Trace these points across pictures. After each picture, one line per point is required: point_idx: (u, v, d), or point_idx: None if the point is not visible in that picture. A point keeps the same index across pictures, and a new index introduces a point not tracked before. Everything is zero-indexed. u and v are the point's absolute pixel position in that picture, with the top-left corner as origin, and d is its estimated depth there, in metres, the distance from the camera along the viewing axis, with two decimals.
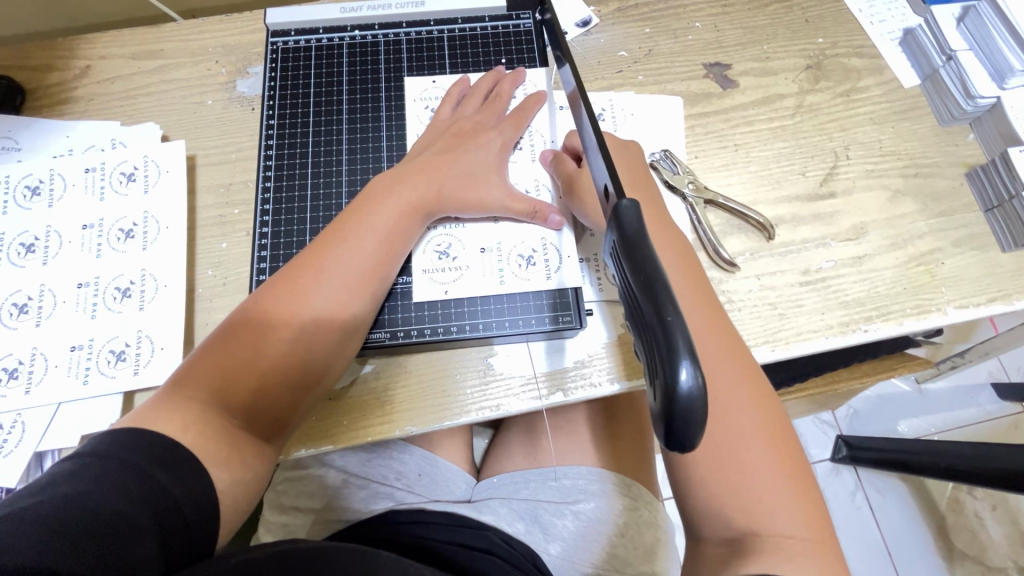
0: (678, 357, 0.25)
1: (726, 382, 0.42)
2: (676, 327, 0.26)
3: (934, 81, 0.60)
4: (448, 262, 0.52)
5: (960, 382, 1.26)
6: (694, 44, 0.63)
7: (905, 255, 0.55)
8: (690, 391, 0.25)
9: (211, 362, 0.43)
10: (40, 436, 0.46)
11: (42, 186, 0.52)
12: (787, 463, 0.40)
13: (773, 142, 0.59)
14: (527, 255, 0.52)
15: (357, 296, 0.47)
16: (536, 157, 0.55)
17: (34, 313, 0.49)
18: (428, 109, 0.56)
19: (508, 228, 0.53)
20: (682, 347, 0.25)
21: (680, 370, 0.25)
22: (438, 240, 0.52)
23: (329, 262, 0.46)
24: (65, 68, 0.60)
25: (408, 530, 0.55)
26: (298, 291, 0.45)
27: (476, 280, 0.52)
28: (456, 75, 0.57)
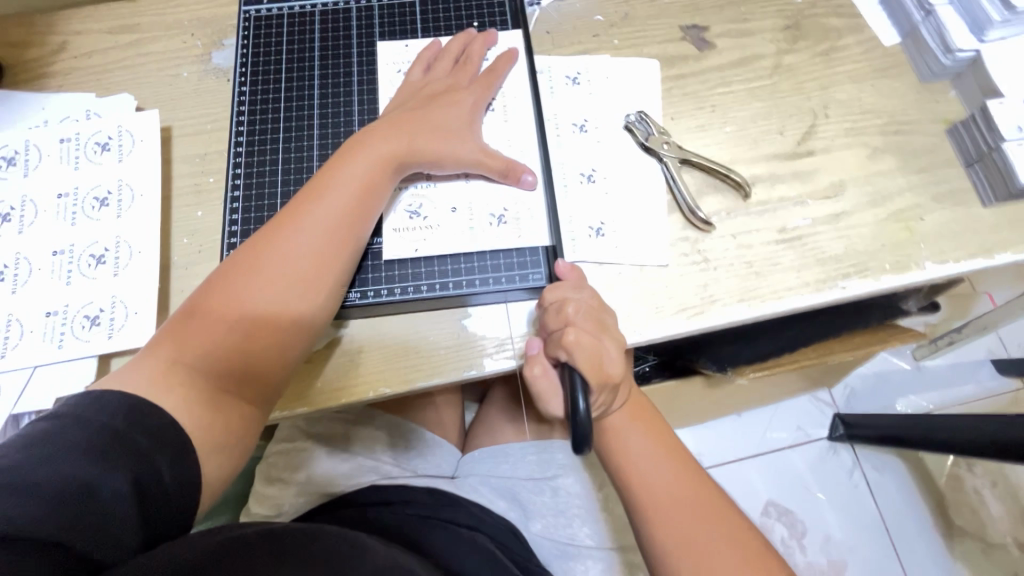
0: (577, 394, 0.43)
1: (663, 438, 0.49)
2: (575, 378, 0.44)
3: (913, 38, 0.60)
4: (420, 221, 0.52)
5: (959, 358, 1.25)
6: (670, 7, 0.62)
7: (884, 212, 0.55)
8: (583, 415, 0.43)
9: (185, 326, 0.43)
10: (16, 400, 0.46)
11: (18, 157, 0.53)
12: (720, 509, 0.45)
13: (749, 102, 0.59)
14: (499, 214, 0.52)
15: (331, 254, 0.46)
16: (508, 118, 0.55)
17: (10, 280, 0.49)
18: (400, 72, 0.56)
19: (479, 187, 0.53)
20: (579, 389, 0.44)
21: (578, 401, 0.43)
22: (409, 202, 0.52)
23: (300, 227, 0.46)
24: (43, 44, 0.61)
25: (387, 507, 0.55)
26: (270, 251, 0.45)
27: (449, 241, 0.51)
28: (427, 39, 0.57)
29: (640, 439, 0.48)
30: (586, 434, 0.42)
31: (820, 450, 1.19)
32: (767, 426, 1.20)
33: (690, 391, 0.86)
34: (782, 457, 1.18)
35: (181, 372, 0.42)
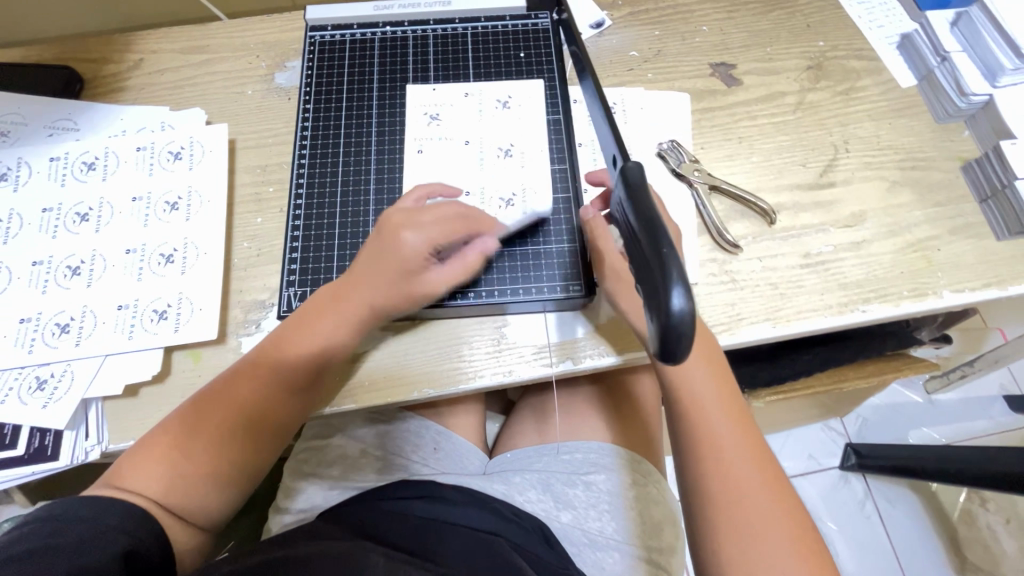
0: (672, 284, 0.28)
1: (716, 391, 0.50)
2: (670, 257, 0.29)
3: (929, 81, 0.64)
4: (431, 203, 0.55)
5: (972, 393, 1.26)
6: (701, 46, 0.67)
7: (902, 241, 0.58)
8: (681, 311, 0.28)
9: (165, 438, 0.46)
10: (87, 386, 0.49)
11: (97, 162, 0.57)
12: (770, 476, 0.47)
13: (775, 136, 0.63)
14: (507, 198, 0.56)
15: (301, 379, 0.49)
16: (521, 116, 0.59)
17: (86, 274, 0.53)
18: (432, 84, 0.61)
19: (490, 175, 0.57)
20: (676, 275, 0.28)
21: (673, 295, 0.28)
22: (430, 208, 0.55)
23: (285, 358, 0.48)
24: (120, 60, 0.66)
25: (412, 509, 0.56)
26: (250, 382, 0.48)
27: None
28: (456, 86, 0.61)
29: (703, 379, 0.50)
30: (684, 331, 0.28)
31: (832, 480, 1.19)
32: (779, 453, 1.21)
33: None
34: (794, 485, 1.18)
35: (171, 476, 0.45)
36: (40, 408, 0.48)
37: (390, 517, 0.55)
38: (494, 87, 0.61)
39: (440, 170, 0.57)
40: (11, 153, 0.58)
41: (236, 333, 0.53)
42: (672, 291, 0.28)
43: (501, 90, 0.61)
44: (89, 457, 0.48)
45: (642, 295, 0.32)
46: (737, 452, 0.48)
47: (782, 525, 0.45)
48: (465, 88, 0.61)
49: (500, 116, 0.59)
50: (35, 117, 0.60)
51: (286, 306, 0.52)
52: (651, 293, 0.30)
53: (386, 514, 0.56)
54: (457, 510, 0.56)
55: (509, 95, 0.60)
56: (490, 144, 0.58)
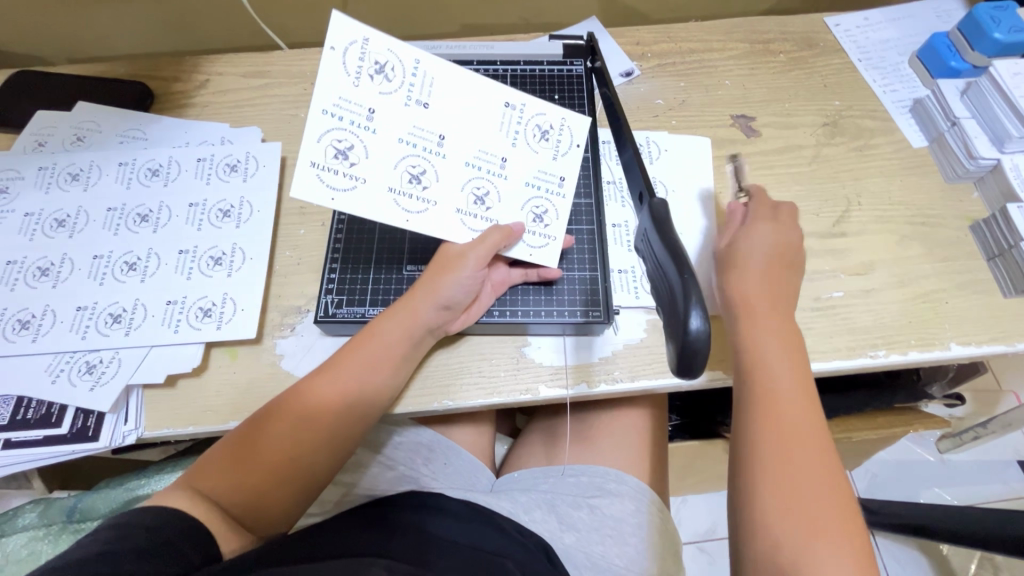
0: (692, 307, 0.32)
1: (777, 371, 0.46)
2: (690, 284, 0.33)
3: (940, 143, 0.67)
4: (417, 188, 0.49)
5: (985, 456, 1.23)
6: (723, 98, 0.72)
7: (911, 292, 0.60)
8: (698, 331, 0.32)
9: (225, 467, 0.47)
10: (132, 373, 0.53)
11: (161, 169, 0.63)
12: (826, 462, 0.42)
13: (791, 185, 0.66)
14: (534, 212, 0.53)
15: (356, 391, 0.50)
16: (561, 155, 0.53)
17: (141, 270, 0.57)
18: (504, 103, 0.51)
19: (509, 186, 0.52)
20: (695, 300, 0.33)
21: (692, 317, 0.32)
22: (333, 125, 0.46)
23: (350, 392, 0.50)
24: (188, 79, 0.72)
25: (422, 524, 0.56)
26: (301, 405, 0.49)
27: (372, 167, 0.47)
28: (535, 100, 0.52)
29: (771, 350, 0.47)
30: (702, 350, 0.32)
31: None
32: None
33: (713, 454, 0.88)
34: None
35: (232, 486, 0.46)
36: (87, 391, 0.52)
37: (403, 528, 0.55)
38: (563, 158, 0.53)
39: (441, 166, 0.49)
40: (85, 156, 0.63)
41: (272, 335, 0.56)
42: (691, 313, 0.32)
43: (561, 166, 0.53)
44: (126, 441, 0.51)
45: (664, 319, 0.36)
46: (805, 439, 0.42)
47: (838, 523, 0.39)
48: (564, 117, 0.53)
49: (528, 173, 0.52)
50: (108, 125, 0.66)
51: (324, 312, 0.54)
52: (673, 315, 0.34)
53: (396, 524, 0.56)
54: (467, 528, 0.57)
55: (557, 177, 0.53)
56: (496, 165, 0.51)
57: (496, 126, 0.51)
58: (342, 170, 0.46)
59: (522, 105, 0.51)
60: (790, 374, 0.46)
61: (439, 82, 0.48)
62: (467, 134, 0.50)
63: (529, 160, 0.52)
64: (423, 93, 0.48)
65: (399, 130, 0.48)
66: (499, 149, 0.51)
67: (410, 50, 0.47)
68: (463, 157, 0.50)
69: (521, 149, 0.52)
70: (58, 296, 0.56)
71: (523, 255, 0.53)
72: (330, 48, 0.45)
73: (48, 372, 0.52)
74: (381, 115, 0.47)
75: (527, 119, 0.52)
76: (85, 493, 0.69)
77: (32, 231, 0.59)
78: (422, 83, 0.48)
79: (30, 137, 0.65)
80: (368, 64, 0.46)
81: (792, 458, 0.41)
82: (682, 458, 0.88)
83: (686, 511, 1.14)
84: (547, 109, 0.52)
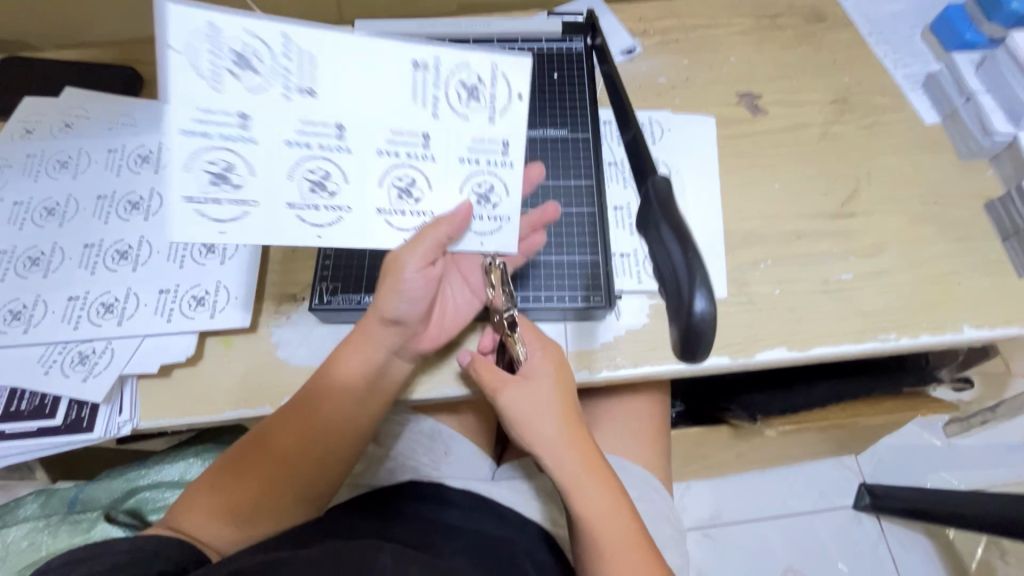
0: (696, 290, 0.31)
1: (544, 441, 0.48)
2: (696, 264, 0.32)
3: (953, 118, 0.65)
4: (324, 196, 0.40)
5: (993, 440, 1.22)
6: (728, 76, 0.69)
7: (922, 274, 0.58)
8: (703, 315, 0.32)
9: (234, 476, 0.50)
10: (125, 363, 0.52)
11: (151, 156, 0.61)
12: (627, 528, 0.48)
13: (798, 164, 0.64)
14: (479, 193, 0.43)
15: (346, 400, 0.50)
16: (499, 110, 0.41)
17: (133, 259, 0.56)
18: (412, 64, 0.38)
19: (437, 171, 0.41)
20: (700, 282, 0.32)
21: (697, 299, 0.31)
22: (203, 146, 0.37)
23: (341, 400, 0.50)
24: None
25: (424, 513, 0.56)
26: (292, 417, 0.50)
27: (262, 185, 0.39)
28: (453, 47, 0.39)
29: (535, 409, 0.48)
30: (706, 333, 0.32)
31: (843, 519, 1.13)
32: (790, 488, 1.15)
33: (717, 440, 0.87)
34: (803, 523, 1.12)
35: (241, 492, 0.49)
36: (80, 382, 0.51)
37: (405, 518, 0.55)
38: (502, 118, 0.41)
39: (350, 162, 0.40)
40: (74, 143, 0.62)
41: (267, 323, 0.55)
42: (696, 294, 0.31)
43: (501, 130, 0.41)
44: (121, 432, 0.51)
45: (663, 298, 0.35)
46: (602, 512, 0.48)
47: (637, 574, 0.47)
48: (494, 61, 0.39)
49: (460, 146, 0.41)
50: (96, 111, 0.64)
51: (318, 299, 0.53)
52: (675, 295, 0.33)
53: (397, 514, 0.55)
54: (470, 515, 0.56)
55: (499, 143, 0.41)
56: (420, 150, 0.40)
57: (408, 93, 0.39)
58: (227, 197, 0.39)
59: (437, 59, 0.38)
60: (569, 452, 0.49)
61: (319, 45, 0.36)
62: (373, 109, 0.39)
63: (459, 129, 0.41)
64: (302, 76, 0.37)
65: (285, 128, 0.38)
66: (417, 124, 0.40)
67: (271, 21, 0.36)
68: (372, 144, 0.39)
69: (444, 118, 0.40)
70: (49, 286, 0.55)
71: (472, 247, 0.45)
72: (169, 46, 0.35)
73: (41, 363, 0.52)
74: (257, 118, 0.37)
75: (446, 76, 0.39)
76: (87, 484, 0.69)
77: (21, 220, 0.58)
78: (301, 63, 0.37)
79: (17, 123, 0.63)
80: (224, 52, 0.35)
81: (611, 558, 0.47)
82: (686, 445, 0.87)
83: (690, 498, 1.13)
84: (468, 55, 0.39)
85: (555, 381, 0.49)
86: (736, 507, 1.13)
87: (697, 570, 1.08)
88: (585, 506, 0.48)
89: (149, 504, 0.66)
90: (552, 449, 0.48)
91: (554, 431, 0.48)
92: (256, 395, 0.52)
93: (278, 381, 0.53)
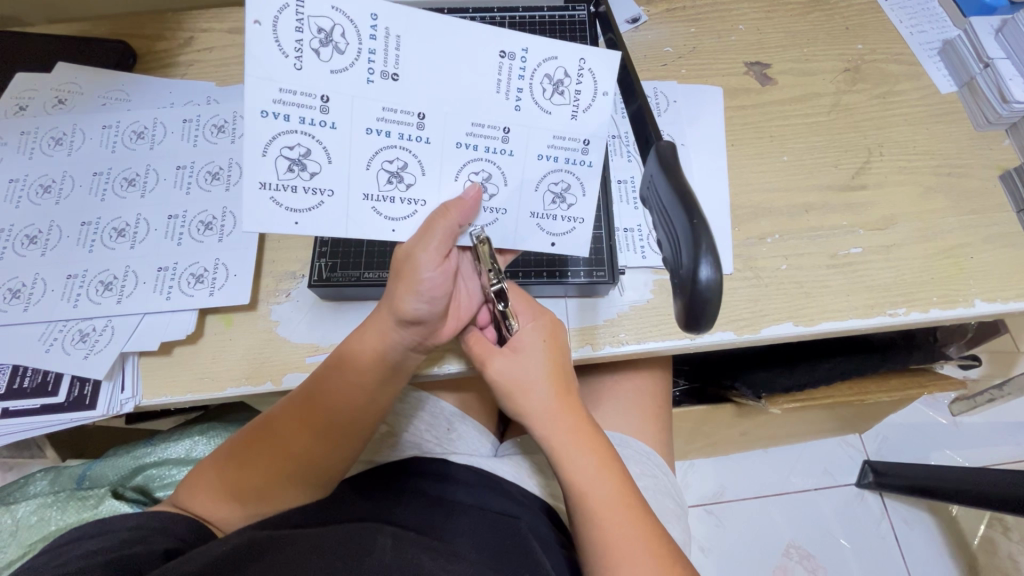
0: (702, 256, 0.30)
1: (541, 410, 0.49)
2: (701, 230, 0.31)
3: (971, 88, 0.63)
4: (399, 188, 0.40)
5: (999, 418, 1.21)
6: (737, 45, 0.67)
7: (934, 248, 0.57)
8: (709, 281, 0.31)
9: (239, 469, 0.49)
10: (126, 340, 0.52)
11: (146, 132, 0.60)
12: (624, 500, 0.47)
13: (808, 136, 0.62)
14: (557, 190, 0.43)
15: (361, 394, 0.49)
16: (579, 112, 0.40)
17: (131, 237, 0.56)
18: (500, 54, 0.37)
19: (516, 167, 0.41)
20: (706, 248, 0.31)
21: (702, 266, 0.31)
22: (281, 129, 0.36)
23: (354, 393, 0.49)
24: (172, 37, 0.67)
25: (423, 488, 0.56)
26: (305, 411, 0.49)
27: (337, 172, 0.39)
28: (542, 38, 0.37)
29: (536, 383, 0.49)
30: (710, 301, 0.31)
31: (847, 496, 1.13)
32: (793, 465, 1.15)
33: (721, 417, 0.87)
34: (805, 500, 1.13)
35: (246, 484, 0.49)
36: (82, 359, 0.51)
37: (405, 494, 0.55)
38: (585, 115, 0.40)
39: (433, 158, 0.40)
40: (68, 119, 0.61)
41: (267, 300, 0.55)
42: (701, 264, 0.30)
43: (584, 126, 0.41)
44: (124, 409, 0.51)
45: (670, 269, 0.34)
46: (598, 479, 0.47)
47: (637, 547, 0.46)
48: (582, 57, 0.38)
49: (539, 142, 0.40)
50: (90, 86, 0.63)
51: (317, 276, 0.52)
52: (680, 267, 0.32)
53: (397, 490, 0.55)
54: (475, 491, 0.56)
55: (578, 141, 0.41)
56: (502, 145, 0.40)
57: (493, 85, 0.37)
58: (302, 184, 0.38)
59: (525, 50, 0.37)
60: (563, 420, 0.49)
61: (407, 36, 0.35)
62: (455, 99, 0.37)
63: (540, 124, 0.40)
64: (387, 63, 0.36)
65: (367, 119, 0.37)
66: (499, 117, 0.39)
67: (361, 3, 0.34)
68: (452, 136, 0.39)
69: (528, 112, 0.39)
70: (47, 264, 0.54)
71: (542, 245, 0.45)
72: (255, 21, 0.33)
73: (42, 340, 0.52)
74: (340, 103, 0.36)
75: (533, 68, 0.38)
76: (95, 461, 0.70)
77: (18, 197, 0.57)
78: (386, 47, 0.35)
79: (11, 100, 0.62)
80: (309, 33, 0.34)
81: (607, 529, 0.46)
82: (689, 423, 0.87)
83: (693, 476, 1.14)
84: (559, 49, 0.38)
85: (545, 352, 0.49)
86: (737, 484, 1.14)
87: (698, 544, 1.09)
88: (575, 473, 0.48)
89: (155, 482, 0.67)
90: (540, 418, 0.49)
91: (543, 402, 0.48)
92: (258, 372, 0.52)
93: (278, 358, 0.53)
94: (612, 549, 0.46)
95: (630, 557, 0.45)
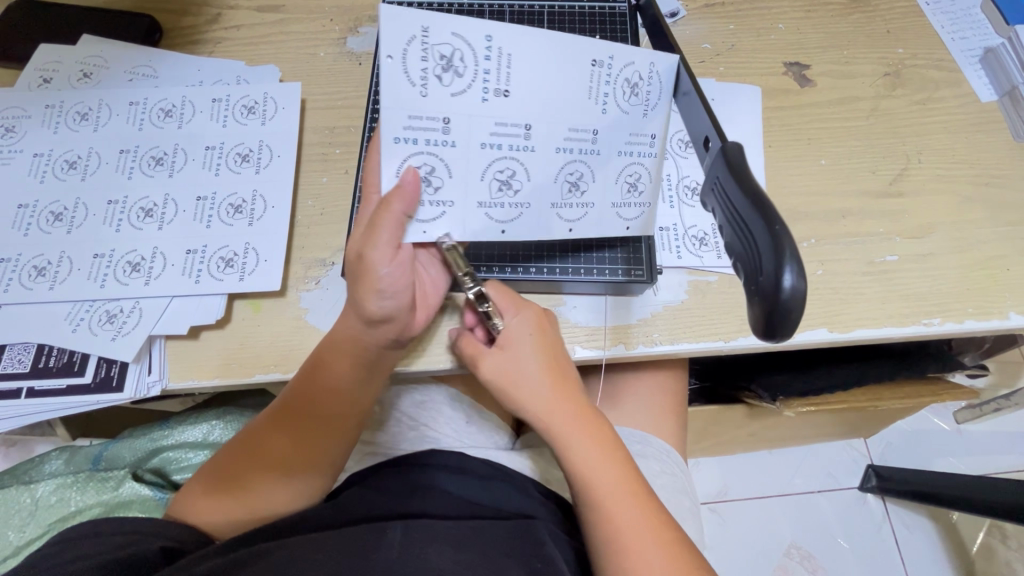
0: (786, 263, 0.30)
1: (535, 400, 0.48)
2: (784, 237, 0.30)
3: (1012, 97, 0.62)
4: (508, 195, 0.42)
5: (1005, 427, 1.22)
6: (776, 43, 0.66)
7: (969, 259, 0.56)
8: (793, 289, 0.30)
9: (227, 474, 0.50)
10: (155, 322, 0.51)
11: (174, 110, 0.59)
12: (632, 492, 0.47)
13: (847, 140, 0.61)
14: (632, 181, 0.44)
15: (333, 393, 0.48)
16: (649, 110, 0.41)
17: (159, 217, 0.55)
18: (593, 63, 0.38)
19: (604, 164, 0.42)
20: (790, 255, 0.30)
21: (786, 273, 0.30)
22: (410, 151, 0.38)
23: (325, 391, 0.48)
24: (199, 13, 0.66)
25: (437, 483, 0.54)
26: (279, 410, 0.50)
27: (457, 185, 0.40)
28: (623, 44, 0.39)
29: (529, 372, 0.48)
30: (794, 308, 0.30)
31: (848, 501, 1.14)
32: (797, 467, 1.16)
33: (734, 418, 0.87)
34: (808, 502, 1.13)
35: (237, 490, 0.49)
36: (109, 340, 0.50)
37: (420, 487, 0.53)
38: (655, 114, 0.41)
39: (540, 164, 0.41)
40: (94, 94, 0.59)
41: (296, 288, 0.54)
42: (785, 269, 0.30)
43: (655, 123, 0.42)
44: (151, 392, 0.50)
45: (742, 275, 0.33)
46: (601, 471, 0.47)
47: (650, 541, 0.45)
48: (653, 61, 0.39)
49: (620, 140, 0.41)
50: (116, 61, 0.62)
51: None
52: (758, 273, 0.31)
53: (414, 484, 0.54)
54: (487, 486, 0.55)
55: (648, 136, 0.42)
56: (594, 148, 0.41)
57: (585, 92, 0.39)
58: (428, 199, 0.40)
59: (610, 57, 0.38)
60: (561, 411, 0.48)
61: (520, 61, 0.37)
62: (554, 109, 0.39)
63: (620, 124, 0.41)
64: (501, 81, 0.37)
65: (482, 134, 0.39)
66: (588, 121, 0.40)
67: (477, 27, 0.36)
68: (554, 143, 0.40)
69: (612, 115, 0.40)
70: (73, 242, 0.53)
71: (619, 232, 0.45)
72: (387, 56, 0.36)
73: (68, 320, 0.51)
74: (458, 123, 0.38)
75: (616, 73, 0.39)
76: (110, 441, 0.69)
77: (43, 172, 0.56)
78: (500, 66, 0.37)
79: (35, 72, 0.61)
80: (432, 60, 0.36)
81: (615, 519, 0.46)
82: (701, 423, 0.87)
83: (698, 474, 1.15)
84: (634, 54, 0.39)
85: (533, 344, 0.48)
86: (742, 484, 1.14)
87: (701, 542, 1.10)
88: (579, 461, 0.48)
89: (172, 465, 0.67)
90: (533, 407, 0.48)
91: (539, 396, 0.48)
92: (288, 359, 0.51)
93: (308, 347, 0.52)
94: (628, 543, 0.45)
95: (641, 549, 0.45)
